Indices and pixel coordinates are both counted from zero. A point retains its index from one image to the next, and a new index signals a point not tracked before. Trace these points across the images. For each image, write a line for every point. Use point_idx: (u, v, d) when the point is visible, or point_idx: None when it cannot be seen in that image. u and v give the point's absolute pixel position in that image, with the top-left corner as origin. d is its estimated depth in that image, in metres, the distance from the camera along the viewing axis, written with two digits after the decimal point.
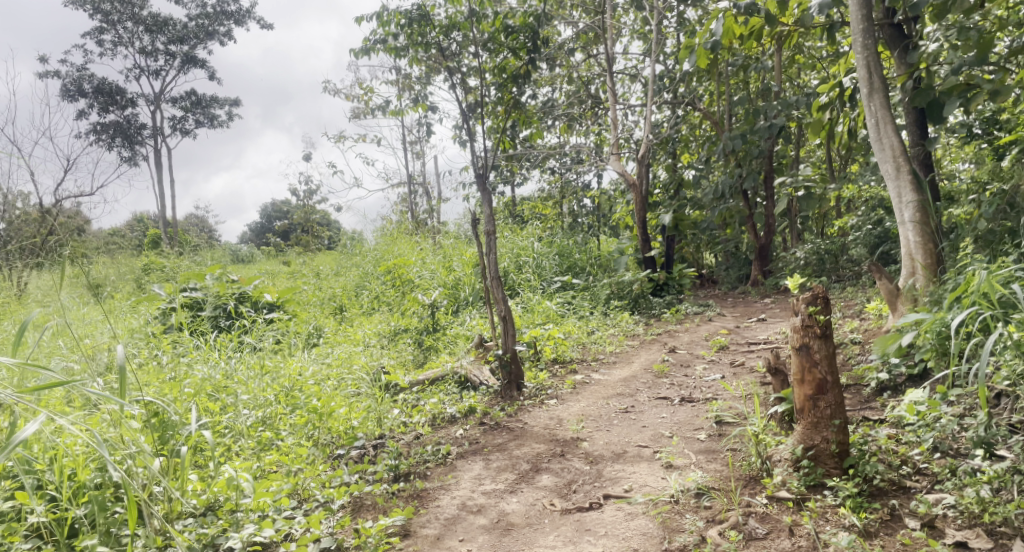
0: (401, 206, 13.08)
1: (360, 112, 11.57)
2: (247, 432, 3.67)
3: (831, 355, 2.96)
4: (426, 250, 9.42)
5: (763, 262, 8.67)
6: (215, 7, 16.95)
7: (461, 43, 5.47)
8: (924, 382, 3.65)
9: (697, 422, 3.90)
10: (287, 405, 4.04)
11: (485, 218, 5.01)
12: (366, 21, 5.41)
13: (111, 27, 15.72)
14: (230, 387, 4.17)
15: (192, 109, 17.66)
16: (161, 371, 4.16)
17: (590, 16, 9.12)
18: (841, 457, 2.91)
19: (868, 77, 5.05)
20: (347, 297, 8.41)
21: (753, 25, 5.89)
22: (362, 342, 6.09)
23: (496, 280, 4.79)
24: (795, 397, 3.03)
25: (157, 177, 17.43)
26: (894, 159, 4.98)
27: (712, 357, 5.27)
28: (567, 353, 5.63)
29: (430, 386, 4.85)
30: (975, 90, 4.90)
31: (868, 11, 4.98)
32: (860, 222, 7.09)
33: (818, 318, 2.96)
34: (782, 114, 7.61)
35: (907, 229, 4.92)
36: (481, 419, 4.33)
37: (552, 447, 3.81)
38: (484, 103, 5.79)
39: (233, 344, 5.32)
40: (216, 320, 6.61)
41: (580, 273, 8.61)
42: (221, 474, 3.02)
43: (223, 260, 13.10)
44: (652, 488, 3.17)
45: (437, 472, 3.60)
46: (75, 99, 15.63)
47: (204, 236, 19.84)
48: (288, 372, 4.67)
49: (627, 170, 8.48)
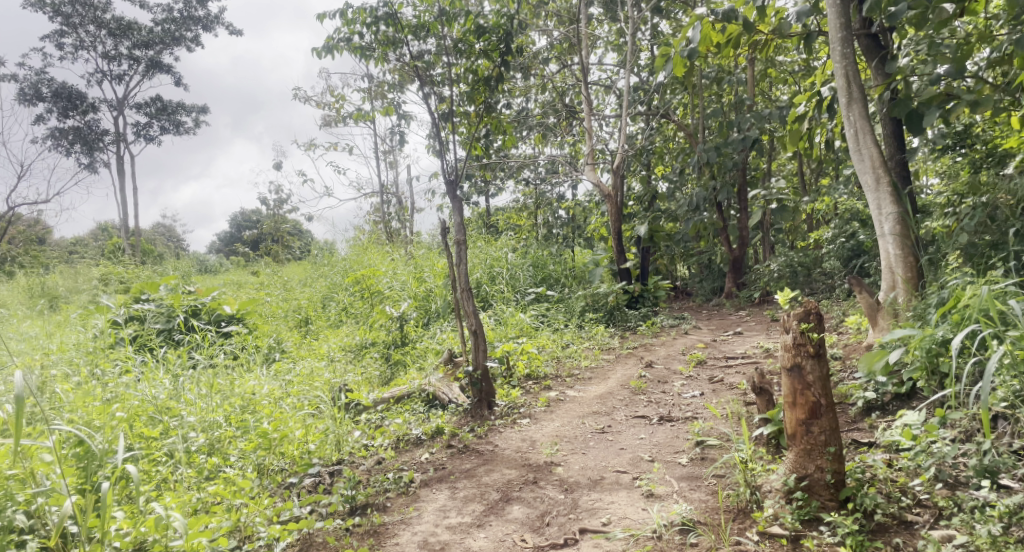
0: (373, 216, 12.75)
1: (331, 120, 11.29)
2: (188, 461, 3.36)
3: (824, 377, 2.75)
4: (397, 261, 9.12)
5: (737, 275, 8.55)
6: (182, 12, 16.54)
7: (431, 47, 5.24)
8: (912, 402, 3.47)
9: (677, 445, 3.67)
10: (236, 427, 3.73)
11: (455, 228, 4.75)
12: (330, 20, 5.11)
13: (72, 30, 15.21)
14: (175, 409, 3.83)
15: (157, 115, 17.17)
16: (97, 391, 3.80)
17: (565, 25, 8.95)
18: (836, 487, 2.70)
19: (846, 86, 4.89)
20: (313, 309, 8.07)
21: (730, 32, 5.70)
22: (326, 357, 5.78)
23: (466, 292, 4.53)
24: (787, 421, 2.82)
25: (119, 185, 16.89)
26: (873, 169, 4.83)
27: (690, 373, 5.05)
28: (541, 369, 5.39)
29: (395, 404, 4.58)
30: (955, 102, 4.72)
31: (847, 19, 4.83)
32: (833, 234, 6.96)
33: (811, 336, 2.74)
34: (756, 126, 7.51)
35: (887, 242, 4.76)
36: (448, 441, 4.05)
37: (524, 473, 3.54)
38: (457, 112, 5.57)
39: (184, 360, 4.99)
40: (169, 335, 6.23)
41: (554, 284, 8.38)
42: (152, 511, 2.76)
43: (185, 270, 12.60)
44: (632, 521, 2.92)
45: (398, 503, 3.32)
46: (33, 104, 15.10)
47: (170, 246, 19.24)
48: (241, 391, 4.35)
49: (602, 181, 8.28)
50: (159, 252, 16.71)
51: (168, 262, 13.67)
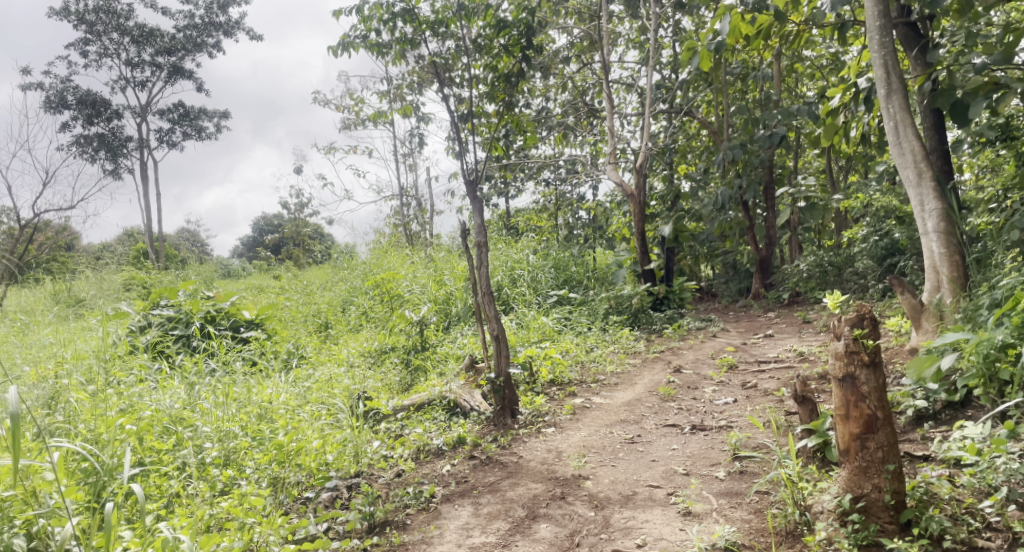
0: (393, 219, 12.64)
1: (350, 124, 11.21)
2: (200, 475, 3.21)
3: (880, 388, 2.56)
4: (417, 264, 8.97)
5: (764, 275, 8.30)
6: (203, 18, 16.61)
7: (446, 45, 5.04)
8: (967, 410, 3.25)
9: (713, 457, 3.46)
10: (250, 438, 3.59)
11: (476, 230, 4.56)
12: (346, 17, 4.95)
13: (96, 38, 15.32)
14: (191, 419, 3.68)
15: (180, 121, 17.24)
16: (108, 403, 3.66)
17: (586, 23, 8.74)
18: (895, 509, 2.51)
19: (885, 77, 4.63)
20: (332, 314, 7.95)
21: (761, 23, 5.42)
22: (346, 362, 5.65)
23: (487, 296, 4.35)
24: (839, 436, 2.62)
25: (143, 190, 16.99)
26: (915, 163, 4.57)
27: (722, 379, 4.82)
28: (565, 374, 5.20)
29: (415, 412, 4.41)
30: (1003, 91, 4.41)
31: (886, 7, 4.57)
32: (866, 232, 6.71)
33: (866, 344, 2.54)
34: (783, 123, 7.26)
35: (931, 240, 4.49)
36: (471, 452, 3.87)
37: (551, 487, 3.35)
38: (476, 111, 5.40)
39: (200, 368, 4.87)
40: (185, 341, 6.11)
41: (577, 286, 8.17)
42: (160, 532, 2.61)
43: (206, 276, 12.55)
44: (669, 542, 2.73)
45: (419, 520, 3.16)
46: (59, 111, 15.23)
47: (192, 251, 19.30)
48: (257, 399, 4.22)
49: (624, 181, 8.06)
50: (181, 258, 16.78)
51: (191, 267, 13.70)
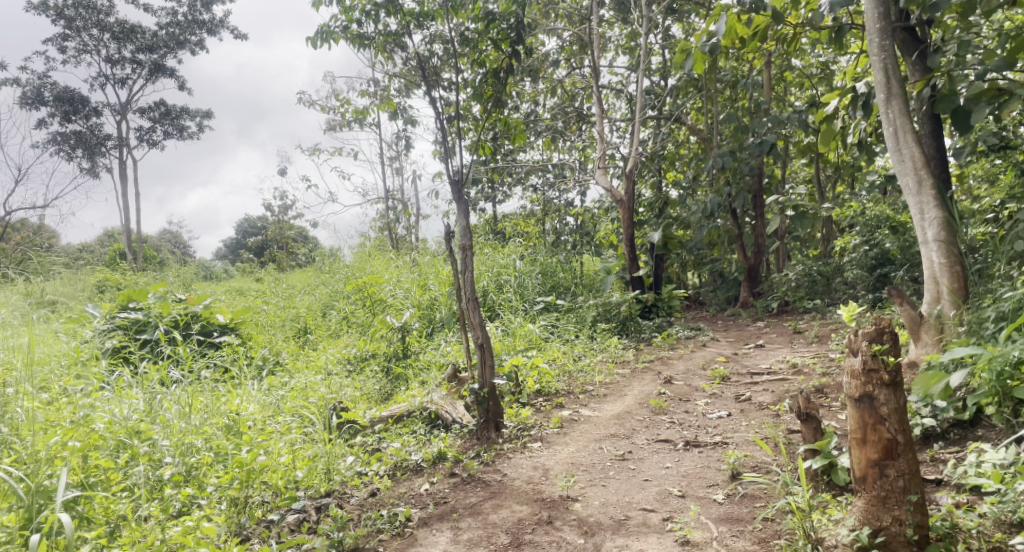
0: (378, 221, 12.36)
1: (335, 124, 10.92)
2: (149, 496, 2.94)
3: (901, 410, 2.39)
4: (400, 268, 8.73)
5: (753, 284, 8.13)
6: (187, 16, 16.28)
7: (431, 41, 4.77)
8: (978, 431, 3.05)
9: (710, 476, 3.24)
10: (213, 452, 3.32)
11: (460, 234, 4.31)
12: (327, 6, 4.63)
13: (75, 34, 14.93)
14: (149, 431, 3.37)
15: (161, 119, 16.85)
16: (58, 416, 3.38)
17: (576, 26, 8.54)
18: (918, 545, 2.34)
19: (884, 81, 4.42)
20: (312, 318, 7.67)
21: (758, 25, 5.19)
22: (323, 370, 5.38)
23: (472, 302, 4.09)
24: (855, 462, 2.44)
25: (122, 190, 16.59)
26: (915, 171, 4.34)
27: (715, 391, 4.60)
28: (552, 385, 4.97)
29: (394, 425, 4.13)
30: (1007, 97, 4.19)
31: (886, 9, 4.38)
32: (856, 241, 6.48)
33: (886, 362, 2.35)
34: (772, 130, 7.05)
35: (930, 250, 4.28)
36: (451, 469, 3.62)
37: (537, 510, 3.11)
38: (462, 112, 5.16)
39: (164, 376, 4.57)
40: (152, 347, 5.79)
41: (564, 293, 7.95)
42: None
43: (183, 277, 12.20)
44: None
45: (393, 548, 2.92)
46: (35, 108, 14.83)
47: (172, 252, 18.86)
48: (224, 409, 3.93)
49: (613, 186, 7.84)
50: (160, 259, 16.39)
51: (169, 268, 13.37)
